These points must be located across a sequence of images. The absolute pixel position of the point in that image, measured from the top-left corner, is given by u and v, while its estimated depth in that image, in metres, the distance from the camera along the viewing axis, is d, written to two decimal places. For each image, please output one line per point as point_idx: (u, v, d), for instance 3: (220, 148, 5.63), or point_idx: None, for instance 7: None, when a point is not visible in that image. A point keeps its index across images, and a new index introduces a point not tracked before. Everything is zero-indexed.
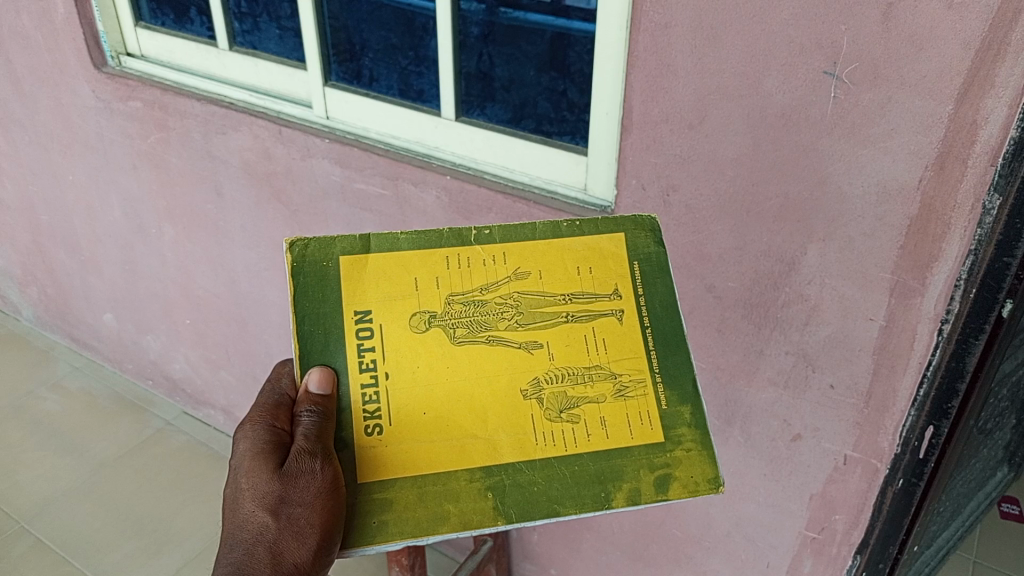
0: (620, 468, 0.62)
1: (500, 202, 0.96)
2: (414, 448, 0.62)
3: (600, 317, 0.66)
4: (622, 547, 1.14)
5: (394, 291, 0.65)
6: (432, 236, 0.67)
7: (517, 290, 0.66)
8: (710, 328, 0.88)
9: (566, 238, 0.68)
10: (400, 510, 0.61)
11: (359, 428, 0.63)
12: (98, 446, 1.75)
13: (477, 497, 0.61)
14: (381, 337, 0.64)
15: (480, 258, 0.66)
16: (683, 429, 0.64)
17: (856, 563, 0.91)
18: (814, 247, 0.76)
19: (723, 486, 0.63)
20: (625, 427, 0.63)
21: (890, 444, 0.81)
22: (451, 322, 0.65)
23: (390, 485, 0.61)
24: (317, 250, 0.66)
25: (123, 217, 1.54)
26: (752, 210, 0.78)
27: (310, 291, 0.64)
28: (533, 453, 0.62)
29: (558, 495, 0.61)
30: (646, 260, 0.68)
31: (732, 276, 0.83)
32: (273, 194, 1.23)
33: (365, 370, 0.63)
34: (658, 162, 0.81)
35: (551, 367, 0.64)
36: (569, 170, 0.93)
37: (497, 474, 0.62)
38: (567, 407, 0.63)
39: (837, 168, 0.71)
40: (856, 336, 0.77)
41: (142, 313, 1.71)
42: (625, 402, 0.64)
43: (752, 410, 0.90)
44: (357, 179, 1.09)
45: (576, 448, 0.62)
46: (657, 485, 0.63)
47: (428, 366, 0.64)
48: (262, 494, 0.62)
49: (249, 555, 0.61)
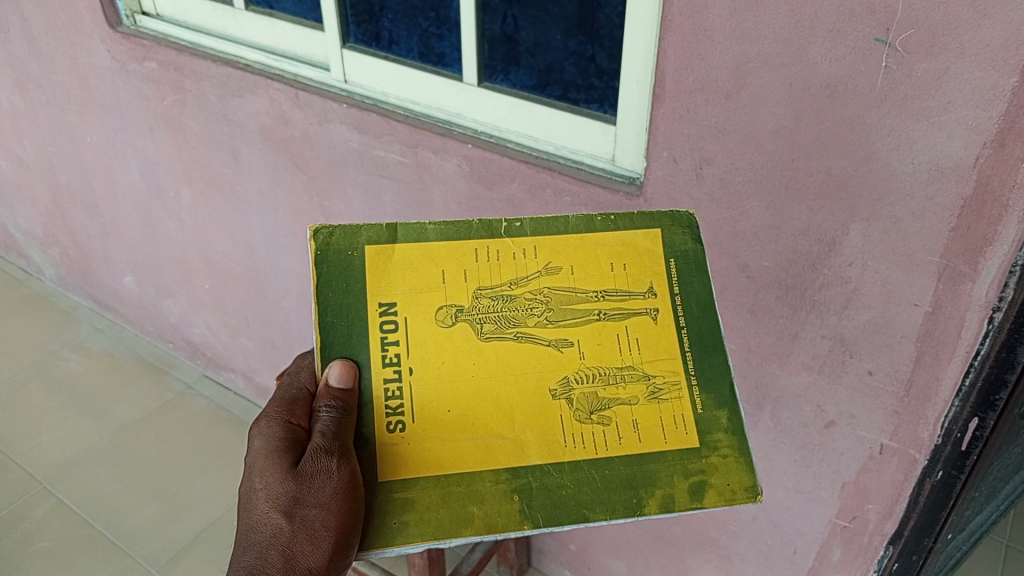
0: (654, 473, 0.60)
1: (523, 171, 0.92)
2: (437, 447, 0.59)
3: (633, 316, 0.63)
4: (643, 526, 1.12)
5: (420, 284, 0.63)
6: (461, 227, 0.65)
7: (548, 286, 0.64)
8: (742, 309, 0.84)
9: (600, 233, 0.66)
10: (421, 511, 0.58)
11: (381, 424, 0.60)
12: (120, 408, 1.76)
13: (502, 499, 0.58)
14: (405, 331, 0.62)
15: (511, 251, 0.64)
16: (719, 435, 0.61)
17: (888, 554, 0.88)
18: (856, 226, 0.71)
19: (761, 495, 0.60)
20: (658, 431, 0.61)
21: (931, 435, 0.77)
22: (479, 317, 0.62)
23: (411, 484, 0.59)
24: (342, 238, 0.64)
25: (142, 180, 1.52)
26: (790, 186, 0.73)
27: (333, 281, 0.63)
28: (562, 456, 0.60)
29: (588, 499, 0.59)
30: (683, 258, 0.65)
31: (766, 255, 0.79)
32: (291, 160, 1.19)
33: (389, 365, 0.61)
34: (691, 134, 0.77)
35: (581, 367, 0.61)
36: (597, 140, 0.88)
37: (524, 477, 0.59)
38: (598, 409, 0.61)
39: (885, 144, 0.66)
40: (899, 321, 0.73)
41: (162, 277, 1.70)
42: (658, 405, 0.61)
43: (784, 395, 0.86)
44: (376, 146, 1.06)
45: (607, 452, 0.60)
46: (692, 493, 0.60)
47: (452, 363, 0.61)
48: (276, 495, 0.61)
49: (261, 560, 0.60)
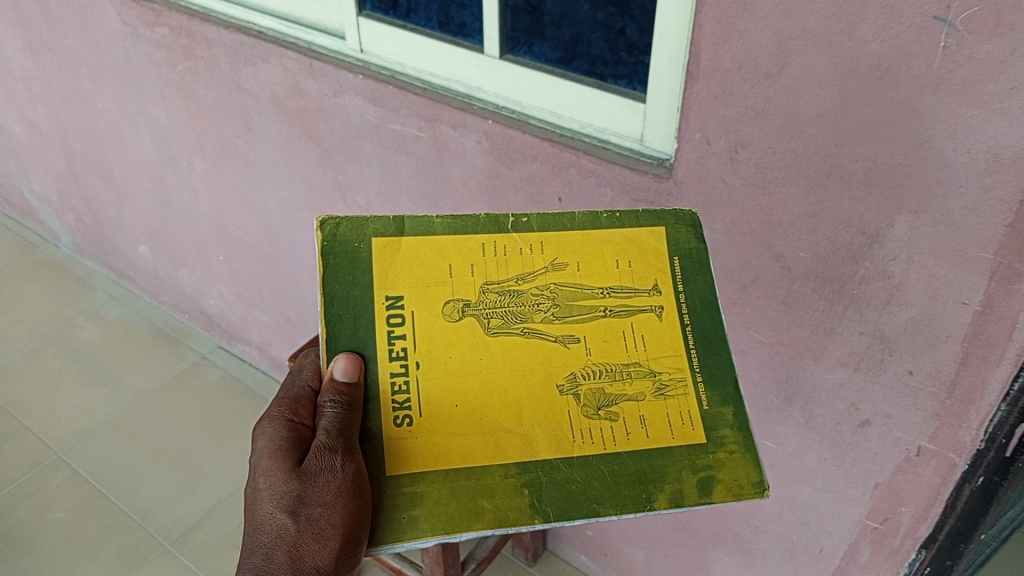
0: (662, 469, 0.58)
1: (545, 150, 0.88)
2: (444, 442, 0.57)
3: (638, 312, 0.62)
4: (663, 517, 1.10)
5: (427, 278, 0.61)
6: (468, 222, 0.63)
7: (555, 282, 0.62)
8: (774, 301, 0.80)
9: (605, 230, 0.64)
10: (431, 505, 0.56)
11: (388, 417, 0.58)
12: (134, 378, 1.75)
13: (512, 494, 0.56)
14: (412, 325, 0.60)
15: (517, 246, 0.62)
16: (726, 431, 0.60)
17: (920, 558, 0.84)
18: (903, 218, 0.66)
19: (768, 490, 0.58)
20: (665, 426, 0.59)
21: (973, 440, 0.73)
22: (486, 312, 0.60)
23: (419, 478, 0.56)
24: (349, 230, 0.62)
25: (155, 148, 1.48)
26: (832, 173, 0.68)
27: (340, 272, 0.61)
28: (571, 450, 0.58)
29: (598, 494, 0.57)
30: (687, 256, 0.64)
31: (803, 246, 0.74)
32: (304, 132, 1.15)
33: (395, 359, 0.59)
34: (726, 115, 0.72)
35: (588, 363, 0.60)
36: (625, 119, 0.83)
37: (533, 471, 0.57)
38: (604, 405, 0.59)
39: (939, 131, 0.61)
40: (944, 320, 0.68)
41: (176, 246, 1.67)
42: (665, 401, 0.59)
43: (816, 391, 0.82)
44: (392, 119, 1.02)
45: (615, 447, 0.58)
46: (700, 488, 0.58)
47: (460, 357, 0.59)
48: (280, 495, 0.60)
49: (267, 561, 0.58)
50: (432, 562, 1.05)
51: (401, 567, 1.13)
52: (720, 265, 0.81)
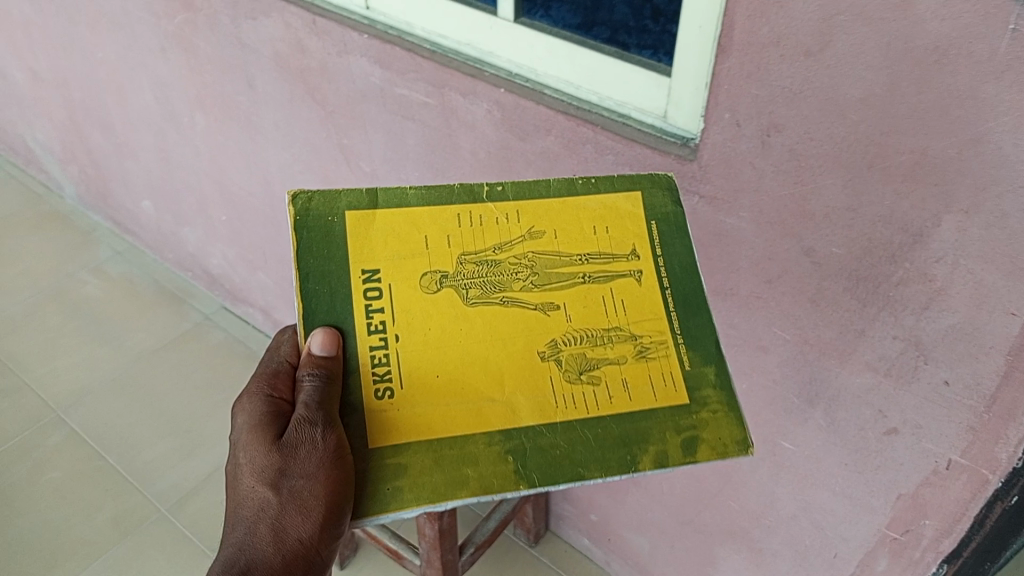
0: (645, 430, 0.56)
1: (561, 123, 0.82)
2: (427, 412, 0.55)
3: (618, 278, 0.60)
4: (671, 508, 1.06)
5: (404, 250, 0.58)
6: (443, 192, 0.61)
7: (533, 250, 0.60)
8: (801, 298, 0.74)
9: (581, 196, 0.62)
10: (415, 475, 0.53)
11: (368, 389, 0.56)
12: (136, 336, 1.71)
13: (497, 461, 0.54)
14: (392, 296, 0.57)
15: (494, 215, 0.60)
16: (707, 390, 0.58)
17: (941, 572, 0.80)
18: (951, 218, 0.60)
19: (752, 447, 0.57)
20: (647, 389, 0.57)
21: (1010, 457, 0.68)
22: (465, 282, 0.58)
23: (402, 448, 0.54)
24: (321, 203, 0.59)
25: (155, 102, 1.42)
26: (874, 165, 0.62)
27: (314, 247, 0.58)
28: (553, 416, 0.56)
29: (582, 458, 0.55)
30: (664, 221, 0.62)
31: (837, 241, 0.68)
32: (307, 93, 1.09)
33: (373, 333, 0.57)
34: (759, 95, 0.65)
35: (569, 329, 0.58)
36: (647, 94, 0.76)
37: (517, 438, 0.55)
38: (586, 369, 0.57)
39: (1000, 125, 0.54)
40: (989, 331, 0.63)
41: (179, 203, 1.62)
42: (647, 363, 0.58)
43: (841, 394, 0.76)
44: (399, 83, 0.95)
45: (598, 411, 0.56)
46: (684, 447, 0.56)
47: (439, 329, 0.57)
48: (260, 469, 0.57)
49: (249, 536, 0.56)
50: (427, 546, 1.02)
51: (397, 548, 1.10)
52: (745, 256, 0.76)
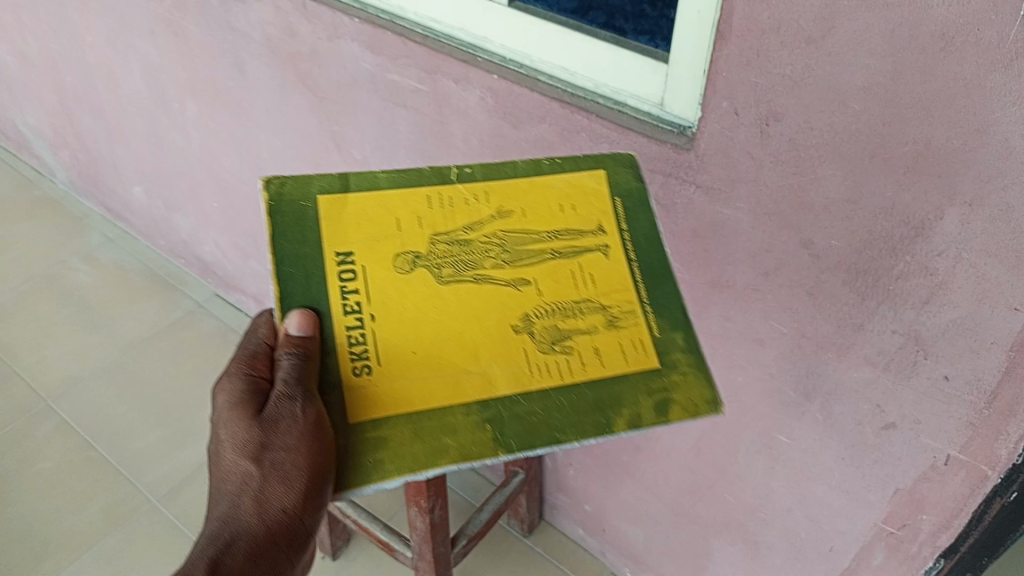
0: (619, 394, 0.55)
1: (555, 111, 0.80)
2: (405, 385, 0.53)
3: (585, 253, 0.61)
4: (665, 500, 1.05)
5: (376, 231, 0.59)
6: (413, 176, 0.63)
7: (503, 229, 0.61)
8: (799, 291, 0.72)
9: (546, 178, 0.64)
10: (396, 446, 0.51)
11: (345, 366, 0.54)
12: (127, 324, 1.70)
13: (475, 429, 0.52)
14: (367, 275, 0.57)
15: (463, 197, 0.62)
16: (677, 355, 0.57)
17: (938, 566, 0.79)
18: (954, 210, 0.58)
19: (723, 406, 0.56)
20: (619, 355, 0.56)
21: (1010, 453, 0.67)
22: (437, 261, 0.58)
23: (382, 422, 0.52)
24: (293, 189, 0.59)
25: (145, 86, 1.40)
26: (876, 156, 0.60)
27: (289, 231, 0.58)
28: (529, 383, 0.54)
29: (558, 422, 0.53)
30: (627, 197, 0.65)
31: (836, 234, 0.66)
32: (298, 78, 1.07)
33: (349, 312, 0.55)
34: (759, 83, 0.64)
35: (541, 302, 0.58)
36: (644, 80, 0.74)
37: (494, 406, 0.53)
38: (559, 338, 0.56)
39: (1006, 115, 0.53)
40: (990, 326, 0.61)
41: (170, 190, 1.60)
42: (617, 332, 0.57)
43: (838, 388, 0.75)
44: (390, 69, 0.93)
45: (572, 378, 0.55)
46: (657, 409, 0.55)
47: (414, 306, 0.56)
48: (242, 444, 0.55)
49: (233, 508, 0.55)
50: (419, 539, 1.01)
51: (389, 540, 1.09)
52: (742, 248, 0.74)
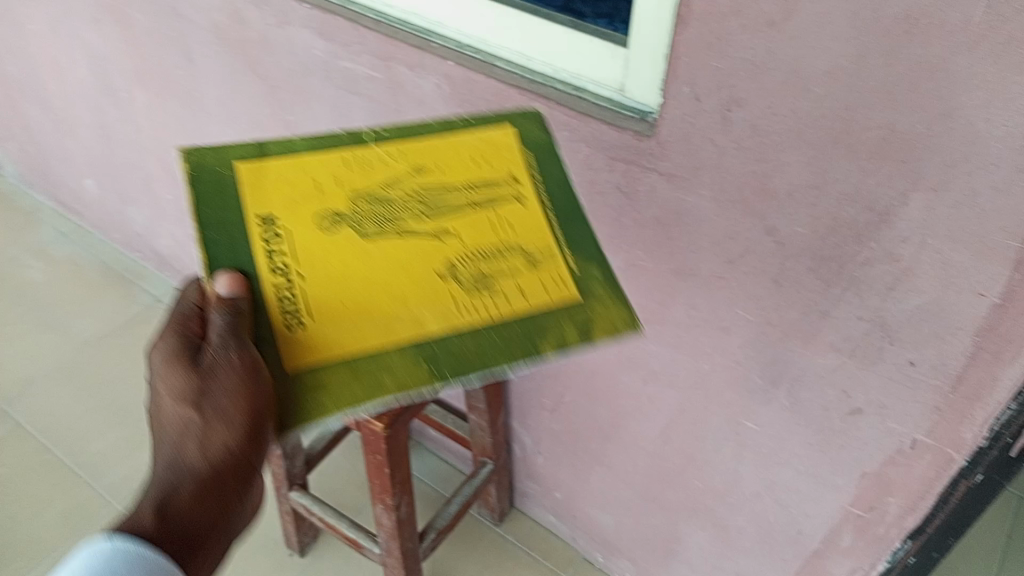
0: (544, 321, 0.55)
1: (513, 98, 0.78)
2: (337, 328, 0.52)
3: (500, 199, 0.62)
4: (635, 486, 1.05)
5: (298, 194, 0.60)
6: (330, 142, 0.65)
7: (420, 184, 0.62)
8: (764, 278, 0.71)
9: (458, 136, 0.67)
10: (335, 393, 0.49)
11: (277, 315, 0.52)
12: (83, 322, 1.65)
13: (410, 364, 0.51)
14: (289, 232, 0.57)
15: (379, 158, 0.64)
16: (594, 284, 0.59)
17: (905, 548, 0.79)
18: (918, 195, 0.57)
19: (641, 324, 0.57)
20: (540, 287, 0.57)
21: (975, 437, 0.67)
22: (360, 218, 0.59)
23: (319, 372, 0.50)
24: (211, 159, 0.60)
25: (91, 75, 1.35)
26: (840, 141, 0.59)
27: (210, 198, 0.58)
28: (458, 318, 0.54)
29: (490, 351, 0.53)
30: (536, 147, 0.67)
31: (801, 220, 0.65)
32: (248, 66, 1.03)
33: (275, 268, 0.55)
34: (720, 68, 0.62)
35: (463, 245, 0.58)
36: (603, 66, 0.72)
37: (426, 342, 0.52)
38: (483, 277, 0.57)
39: (971, 99, 0.52)
40: (956, 311, 0.61)
41: (122, 182, 1.55)
42: (537, 267, 0.58)
43: (805, 374, 0.74)
44: (343, 56, 0.90)
45: (498, 310, 0.55)
46: (580, 332, 0.56)
47: (339, 258, 0.56)
48: (181, 396, 0.54)
49: (181, 454, 0.55)
50: (385, 536, 1.01)
51: (356, 537, 1.07)
52: (706, 235, 0.73)
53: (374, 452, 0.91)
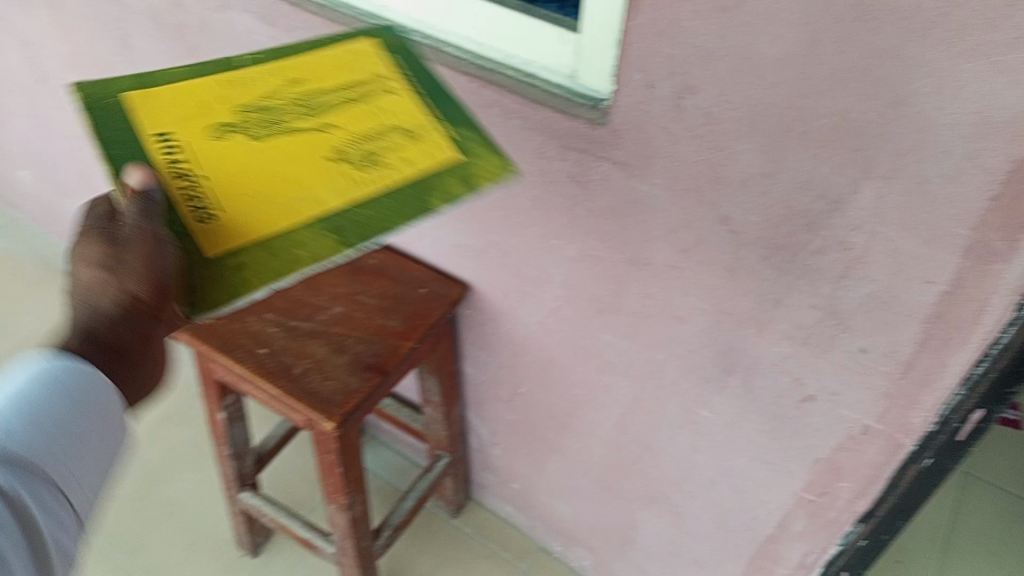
0: (432, 182, 0.59)
1: (463, 85, 0.76)
2: (247, 216, 0.54)
3: (376, 95, 0.65)
4: (591, 475, 1.05)
5: (187, 112, 0.60)
6: (206, 70, 0.65)
7: (300, 92, 0.64)
8: (718, 266, 0.71)
9: (325, 52, 0.69)
10: (255, 268, 0.51)
11: (190, 212, 0.53)
12: (19, 319, 1.59)
13: (320, 237, 0.53)
14: (186, 145, 0.57)
15: (256, 77, 0.65)
16: (471, 147, 0.63)
17: (857, 531, 0.80)
18: (869, 183, 0.57)
19: (520, 169, 0.62)
20: (425, 156, 0.61)
21: (924, 422, 0.67)
22: (249, 125, 0.60)
23: (236, 252, 0.51)
24: (99, 94, 0.60)
25: (20, 60, 1.29)
26: (792, 129, 0.59)
27: (103, 121, 0.57)
28: (356, 192, 0.56)
29: (389, 213, 0.56)
30: (400, 55, 0.71)
31: (753, 209, 0.65)
32: (187, 51, 0.99)
33: (177, 173, 0.55)
34: (672, 55, 0.61)
35: (348, 134, 0.61)
36: (555, 51, 0.71)
37: (331, 214, 0.55)
38: (371, 156, 0.60)
39: (921, 87, 0.52)
40: (907, 298, 0.61)
41: (58, 171, 1.49)
42: (418, 143, 0.62)
43: (758, 362, 0.74)
44: (286, 40, 0.87)
45: (390, 179, 0.58)
46: (466, 184, 0.60)
47: (237, 157, 0.57)
48: (96, 259, 0.57)
49: (95, 311, 0.59)
50: (340, 535, 0.99)
51: (310, 537, 1.05)
52: (660, 224, 0.72)
53: (325, 451, 0.90)
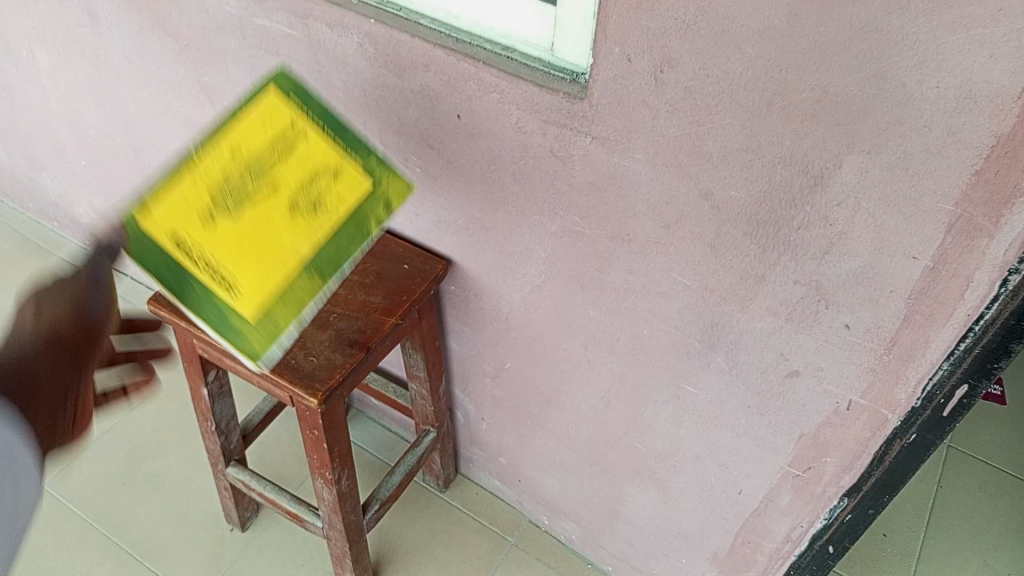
0: (362, 213, 0.71)
1: (439, 58, 0.74)
2: (255, 285, 0.66)
3: (286, 137, 0.68)
4: (578, 450, 1.04)
5: (164, 214, 0.65)
6: None
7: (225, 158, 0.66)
8: (701, 242, 0.70)
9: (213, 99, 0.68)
10: (278, 318, 0.66)
11: (216, 286, 0.65)
12: None
13: (309, 282, 0.68)
14: (188, 244, 0.64)
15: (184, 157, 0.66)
16: (375, 168, 0.73)
17: (842, 505, 0.80)
18: (852, 158, 0.56)
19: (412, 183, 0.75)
20: (348, 190, 0.71)
21: (909, 397, 0.67)
22: (213, 209, 0.65)
23: (269, 317, 0.66)
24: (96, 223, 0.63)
25: None
26: (774, 103, 0.57)
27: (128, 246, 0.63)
28: (317, 236, 0.69)
29: (345, 247, 0.70)
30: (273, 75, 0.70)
31: (736, 184, 0.63)
32: (156, 24, 0.97)
33: (202, 272, 0.65)
34: (651, 27, 0.59)
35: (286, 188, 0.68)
36: (531, 25, 0.68)
37: (312, 264, 0.68)
38: (313, 203, 0.69)
39: (904, 59, 0.50)
40: (890, 274, 0.60)
41: (32, 147, 1.46)
42: (340, 177, 0.70)
43: (743, 338, 0.74)
44: (257, 13, 0.85)
45: (334, 221, 0.70)
46: (385, 206, 0.73)
47: (223, 243, 0.65)
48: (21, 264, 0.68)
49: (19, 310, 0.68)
50: (328, 509, 0.99)
51: (298, 511, 1.05)
52: (641, 200, 0.71)
53: (311, 427, 0.89)
